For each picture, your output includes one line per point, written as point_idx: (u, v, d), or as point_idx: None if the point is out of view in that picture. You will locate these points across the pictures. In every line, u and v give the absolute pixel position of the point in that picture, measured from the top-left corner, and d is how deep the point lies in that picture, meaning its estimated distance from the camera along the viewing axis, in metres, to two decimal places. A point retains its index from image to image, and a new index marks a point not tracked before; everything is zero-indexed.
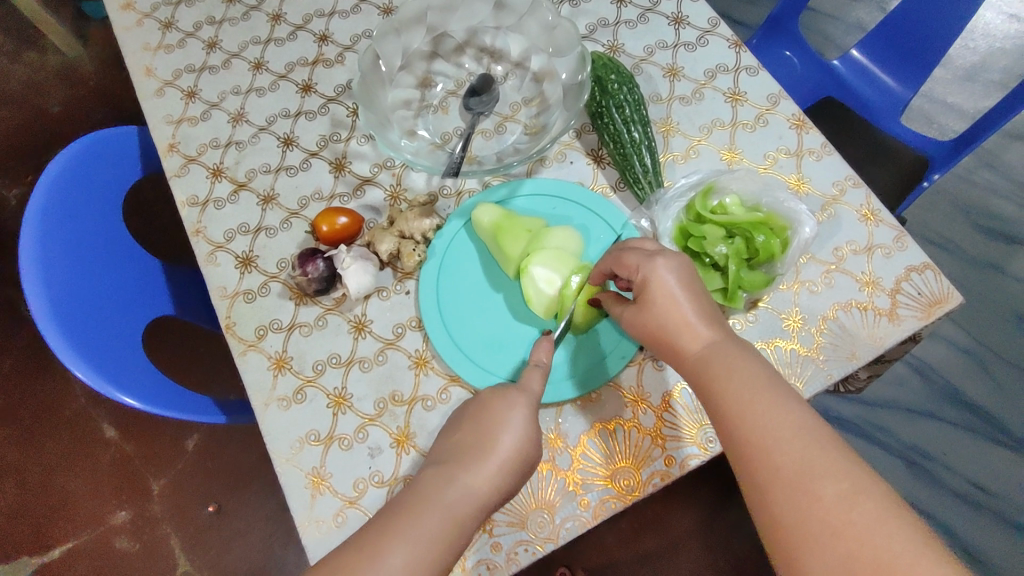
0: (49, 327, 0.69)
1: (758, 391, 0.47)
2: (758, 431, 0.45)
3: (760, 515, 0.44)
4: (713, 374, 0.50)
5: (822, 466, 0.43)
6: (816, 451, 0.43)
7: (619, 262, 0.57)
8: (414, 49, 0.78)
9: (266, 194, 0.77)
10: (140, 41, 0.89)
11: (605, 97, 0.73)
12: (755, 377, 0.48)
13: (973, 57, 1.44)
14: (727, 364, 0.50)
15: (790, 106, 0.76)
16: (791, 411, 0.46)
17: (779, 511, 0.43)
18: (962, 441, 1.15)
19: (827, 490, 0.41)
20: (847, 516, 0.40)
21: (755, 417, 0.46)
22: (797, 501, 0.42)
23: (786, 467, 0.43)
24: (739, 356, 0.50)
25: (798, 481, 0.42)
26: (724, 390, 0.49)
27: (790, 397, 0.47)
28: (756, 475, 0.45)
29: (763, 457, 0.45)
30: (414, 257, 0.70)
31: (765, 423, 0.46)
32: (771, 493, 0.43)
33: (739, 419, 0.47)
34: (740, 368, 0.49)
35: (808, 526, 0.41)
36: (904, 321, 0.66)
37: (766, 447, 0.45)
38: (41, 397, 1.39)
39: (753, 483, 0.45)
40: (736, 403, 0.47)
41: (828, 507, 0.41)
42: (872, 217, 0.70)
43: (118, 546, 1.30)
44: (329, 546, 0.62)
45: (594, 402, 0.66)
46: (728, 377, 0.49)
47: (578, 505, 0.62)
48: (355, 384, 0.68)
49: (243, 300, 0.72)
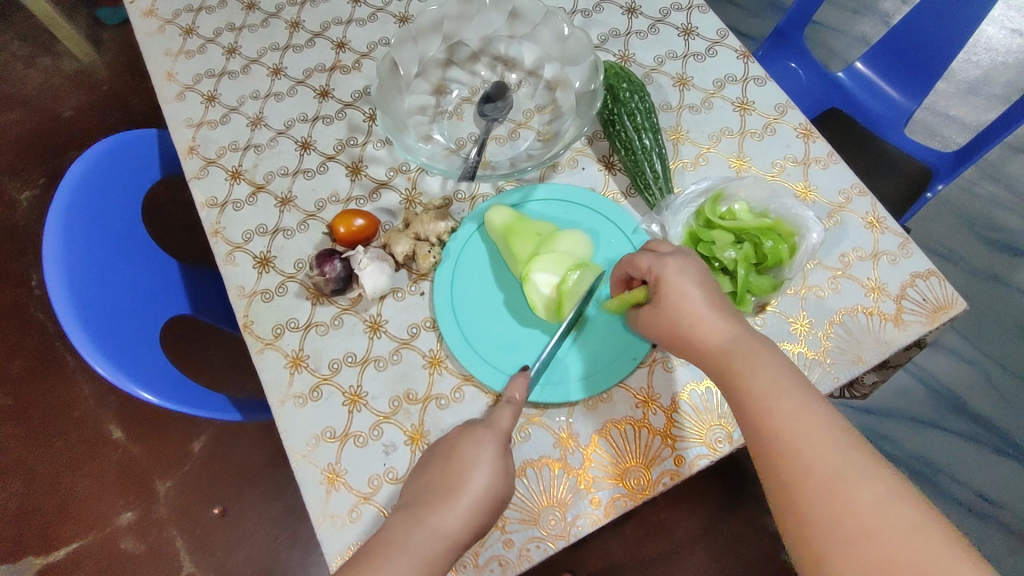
0: (71, 323, 0.70)
1: (785, 392, 0.49)
2: (786, 432, 0.47)
3: (786, 513, 0.46)
4: (739, 375, 0.51)
5: (854, 469, 0.44)
6: (846, 454, 0.45)
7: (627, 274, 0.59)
8: (430, 57, 0.80)
9: (283, 196, 0.79)
10: (161, 46, 0.91)
11: (617, 105, 0.74)
12: (783, 380, 0.49)
13: (975, 70, 1.47)
14: (751, 361, 0.51)
15: (797, 115, 0.78)
16: (820, 412, 0.47)
17: (809, 511, 0.44)
18: (965, 451, 1.16)
19: (859, 493, 0.43)
20: (881, 519, 0.41)
21: (783, 419, 0.47)
22: (828, 502, 0.43)
23: (815, 468, 0.45)
24: (762, 354, 0.52)
25: (829, 484, 0.44)
26: (752, 393, 0.50)
27: (817, 400, 0.48)
28: (785, 475, 0.46)
29: (792, 456, 0.46)
30: (429, 259, 0.71)
31: (794, 425, 0.47)
32: (800, 493, 0.45)
33: (767, 420, 0.48)
34: (766, 367, 0.50)
35: (840, 526, 0.42)
36: (910, 326, 0.67)
37: (795, 449, 0.46)
38: (49, 397, 1.40)
39: (780, 484, 0.46)
40: (764, 401, 0.49)
41: (859, 509, 0.42)
42: (878, 225, 0.72)
43: (123, 548, 1.31)
44: (344, 541, 0.63)
45: (605, 403, 0.67)
46: (754, 374, 0.50)
47: (589, 503, 0.63)
48: (370, 383, 0.69)
49: (261, 300, 0.74)
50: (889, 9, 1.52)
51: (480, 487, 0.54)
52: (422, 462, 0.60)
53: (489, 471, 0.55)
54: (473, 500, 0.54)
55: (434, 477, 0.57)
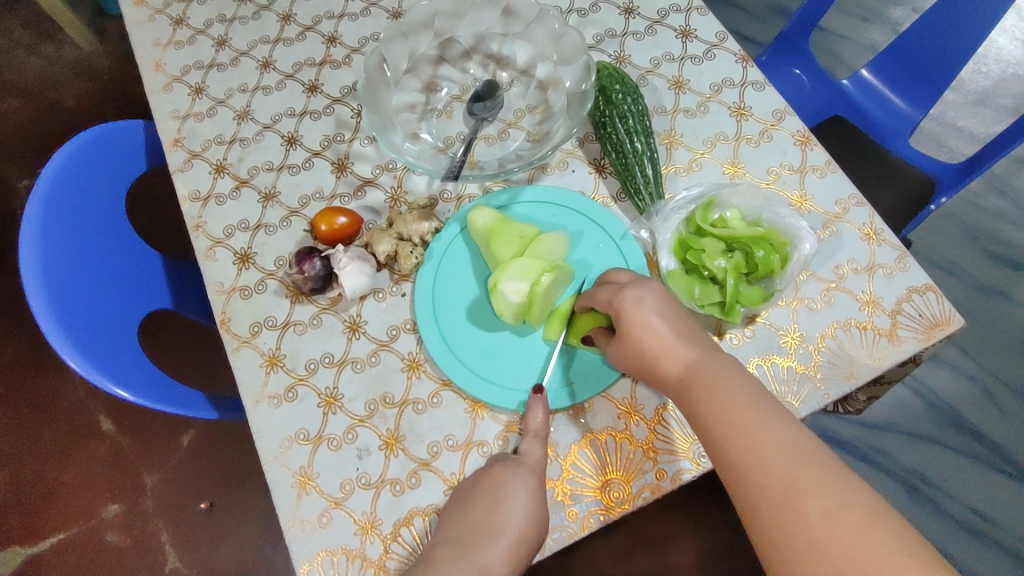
0: (46, 315, 0.69)
1: (739, 412, 0.48)
2: (742, 452, 0.47)
3: (749, 530, 0.46)
4: (695, 393, 0.51)
5: (803, 483, 0.44)
6: (801, 467, 0.44)
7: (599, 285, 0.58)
8: (421, 53, 0.78)
9: (267, 191, 0.77)
10: (150, 36, 0.89)
11: (609, 107, 0.72)
12: (736, 396, 0.49)
13: (985, 81, 1.44)
14: (706, 383, 0.51)
15: (795, 122, 0.76)
16: (772, 429, 0.47)
17: (767, 532, 0.44)
18: (964, 469, 1.14)
19: (812, 506, 0.43)
20: (831, 533, 0.41)
21: (738, 437, 0.47)
22: (781, 518, 0.43)
23: (769, 486, 0.45)
24: (718, 374, 0.51)
25: (784, 500, 0.44)
26: (707, 410, 0.50)
27: (770, 412, 0.48)
28: (744, 494, 0.46)
29: (747, 476, 0.46)
30: (411, 260, 0.70)
31: (747, 441, 0.47)
32: (758, 511, 0.45)
33: (722, 440, 0.48)
34: (721, 389, 0.50)
35: (793, 542, 0.42)
36: (904, 342, 0.65)
37: (750, 466, 0.46)
38: (39, 387, 1.39)
39: (741, 502, 0.46)
40: (719, 422, 0.49)
41: (813, 525, 0.42)
42: (875, 237, 0.70)
43: (108, 541, 1.30)
44: (314, 547, 0.61)
45: (586, 413, 0.65)
46: (708, 397, 0.50)
47: (566, 516, 0.61)
48: (346, 385, 0.67)
49: (240, 297, 0.72)
50: (898, 17, 1.49)
51: (518, 524, 0.53)
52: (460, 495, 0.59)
53: (525, 509, 0.54)
54: (514, 537, 0.53)
55: (471, 516, 0.55)
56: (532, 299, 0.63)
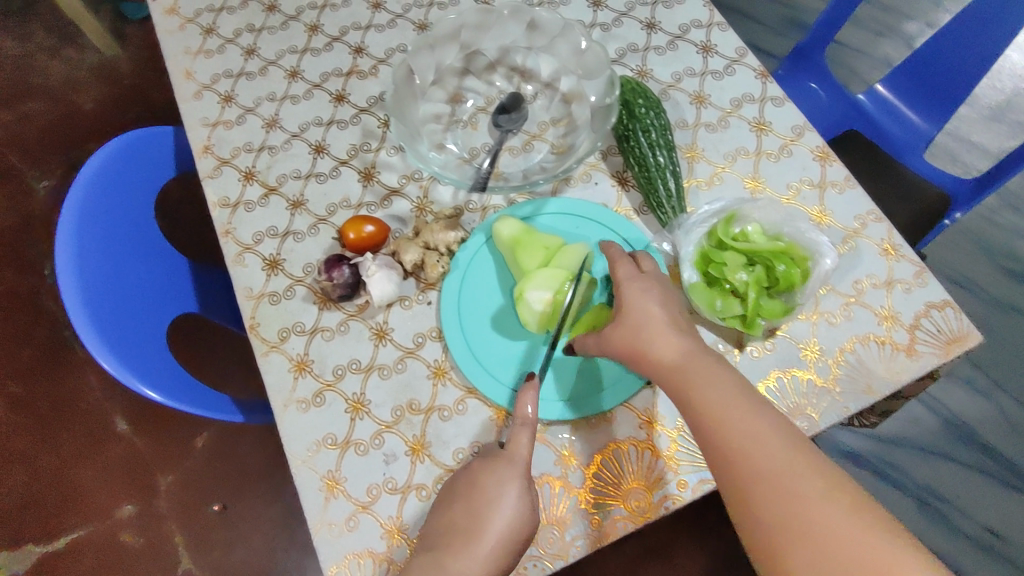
0: (80, 318, 0.71)
1: (735, 401, 0.51)
2: (739, 438, 0.49)
3: (741, 514, 0.48)
4: (689, 383, 0.53)
5: (798, 468, 0.47)
6: (795, 452, 0.47)
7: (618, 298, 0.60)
8: (446, 65, 0.80)
9: (295, 199, 0.79)
10: (180, 44, 0.91)
11: (632, 121, 0.74)
12: (729, 386, 0.52)
13: (999, 96, 1.45)
14: (702, 372, 0.53)
15: (815, 138, 0.77)
16: (765, 418, 0.50)
17: (764, 514, 0.46)
18: (973, 483, 1.15)
19: (808, 490, 0.45)
20: (828, 514, 0.44)
21: (734, 424, 0.50)
22: (779, 501, 0.46)
23: (766, 471, 0.47)
24: (712, 366, 0.53)
25: (781, 484, 0.46)
26: (702, 397, 0.52)
27: (760, 404, 0.51)
28: (739, 478, 0.48)
29: (745, 461, 0.48)
30: (437, 268, 0.71)
31: (743, 428, 0.49)
32: (755, 493, 0.47)
33: (718, 427, 0.50)
34: (716, 379, 0.52)
35: (792, 523, 0.45)
36: (922, 357, 0.66)
37: (746, 451, 0.48)
38: (57, 387, 1.40)
39: (736, 487, 0.48)
40: (715, 409, 0.51)
41: (811, 507, 0.45)
42: (893, 252, 0.71)
43: (123, 541, 1.31)
44: (341, 550, 0.63)
45: (609, 422, 0.66)
46: (704, 385, 0.52)
47: (589, 523, 0.62)
48: (373, 391, 0.69)
49: (269, 303, 0.74)
50: (912, 31, 1.50)
51: (500, 528, 0.55)
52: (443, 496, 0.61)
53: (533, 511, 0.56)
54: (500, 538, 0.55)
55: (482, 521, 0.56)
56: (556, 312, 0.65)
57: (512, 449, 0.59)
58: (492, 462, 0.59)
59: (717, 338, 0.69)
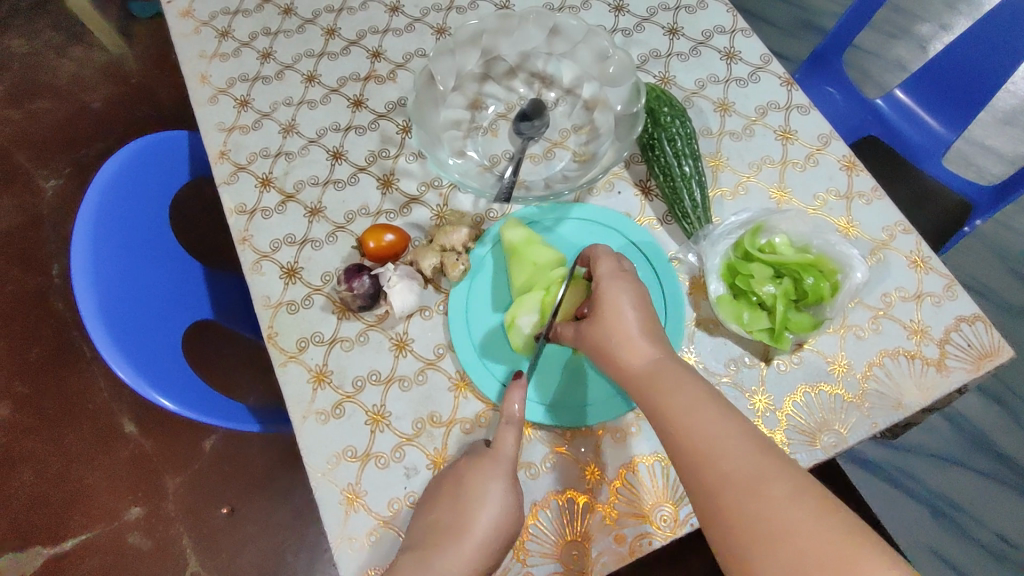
0: (96, 326, 0.70)
1: (701, 404, 0.49)
2: (704, 441, 0.47)
3: (710, 521, 0.45)
4: (657, 386, 0.52)
5: (764, 470, 0.45)
6: (759, 456, 0.46)
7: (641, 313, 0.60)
8: (467, 71, 0.79)
9: (313, 207, 0.78)
10: (196, 48, 0.90)
11: (657, 129, 0.73)
12: (695, 388, 0.50)
13: (1014, 100, 1.43)
14: (669, 376, 0.52)
15: (841, 147, 0.76)
16: (730, 420, 0.48)
17: (730, 517, 0.44)
18: (989, 492, 1.14)
19: (775, 490, 0.43)
20: (794, 516, 0.42)
21: (699, 426, 0.48)
22: (745, 503, 0.44)
23: (733, 471, 0.45)
24: (680, 371, 0.52)
25: (748, 484, 0.44)
26: (669, 403, 0.50)
27: (728, 407, 0.49)
28: (706, 482, 0.46)
29: (709, 463, 0.46)
30: (458, 266, 0.69)
31: (709, 429, 0.47)
32: (720, 496, 0.45)
33: (683, 430, 0.48)
34: (683, 382, 0.51)
35: (757, 526, 0.42)
36: (952, 372, 0.65)
37: (710, 453, 0.46)
38: (64, 388, 1.40)
39: (703, 491, 0.46)
40: (681, 412, 0.49)
41: (777, 507, 0.42)
42: (922, 265, 0.70)
43: (130, 543, 1.31)
44: (362, 566, 0.62)
45: (634, 436, 0.65)
46: (673, 390, 0.51)
47: (614, 539, 0.61)
48: (394, 403, 0.68)
49: (287, 312, 0.73)
50: (926, 34, 1.49)
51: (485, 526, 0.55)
52: (430, 494, 0.60)
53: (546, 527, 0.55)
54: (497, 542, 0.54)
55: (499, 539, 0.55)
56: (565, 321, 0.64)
57: (496, 447, 0.59)
58: (477, 459, 0.59)
59: (744, 351, 0.68)
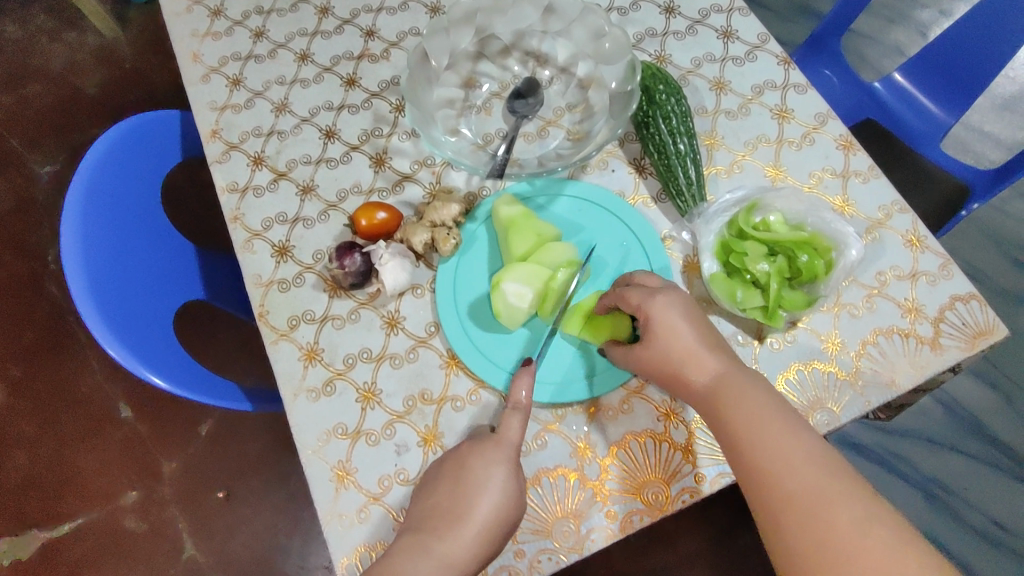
0: (86, 304, 0.70)
1: (771, 424, 0.50)
2: (774, 462, 0.49)
3: (777, 538, 0.47)
4: (724, 402, 0.53)
5: (835, 495, 0.46)
6: (829, 479, 0.47)
7: (632, 292, 0.60)
8: (461, 49, 0.78)
9: (305, 185, 0.77)
10: (187, 26, 0.89)
11: (653, 107, 0.72)
12: (766, 406, 0.51)
13: (1013, 86, 1.42)
14: (737, 391, 0.53)
15: (838, 126, 0.75)
16: (803, 442, 0.49)
17: (799, 539, 0.46)
18: (983, 477, 1.14)
19: (846, 518, 0.45)
20: (863, 542, 0.44)
21: (769, 447, 0.49)
22: (815, 527, 0.45)
23: (804, 496, 0.47)
24: (747, 384, 0.53)
25: (818, 510, 0.46)
26: (737, 419, 0.51)
27: (801, 427, 0.50)
28: (775, 502, 0.48)
29: (780, 485, 0.48)
30: (449, 241, 0.68)
31: (779, 451, 0.49)
32: (789, 518, 0.47)
33: (752, 449, 0.50)
34: (751, 398, 0.52)
35: (826, 551, 0.44)
36: (946, 351, 0.65)
37: (782, 475, 0.48)
38: (60, 372, 1.40)
39: (772, 510, 0.48)
40: (749, 431, 0.50)
41: (848, 536, 0.44)
42: (918, 244, 0.69)
43: (126, 526, 1.31)
44: (351, 542, 0.62)
45: (625, 413, 0.65)
46: (740, 406, 0.52)
47: (605, 516, 0.61)
48: (384, 380, 0.67)
49: (278, 290, 0.72)
50: (925, 19, 1.48)
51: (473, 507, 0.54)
52: (428, 478, 0.60)
53: None
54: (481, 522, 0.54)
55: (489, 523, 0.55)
56: (546, 294, 0.64)
57: (501, 432, 0.58)
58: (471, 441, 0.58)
59: (736, 329, 0.68)
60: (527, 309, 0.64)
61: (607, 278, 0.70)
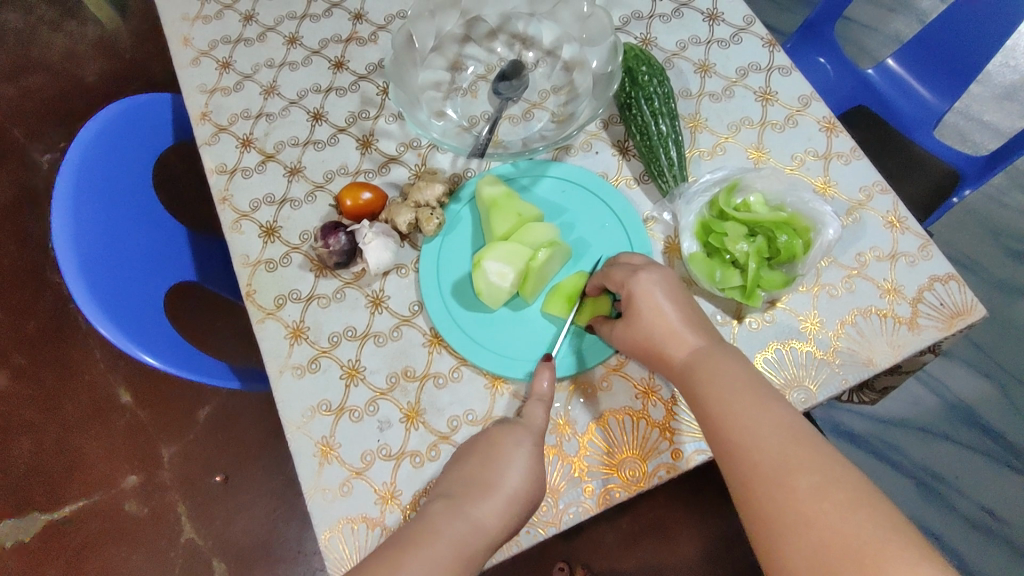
0: (77, 284, 0.71)
1: (741, 396, 0.50)
2: (739, 432, 0.48)
3: (744, 510, 0.46)
4: (697, 377, 0.53)
5: (795, 461, 0.45)
6: (793, 446, 0.46)
7: (612, 267, 0.61)
8: (447, 32, 0.78)
9: (292, 166, 0.78)
10: (178, 11, 0.90)
11: (635, 88, 0.72)
12: (737, 380, 0.51)
13: (1013, 75, 1.41)
14: (710, 367, 0.53)
15: (821, 108, 0.75)
16: (772, 411, 0.48)
17: (759, 507, 0.45)
18: (974, 464, 1.14)
19: (802, 483, 0.44)
20: (819, 506, 0.42)
21: (737, 417, 0.49)
22: (775, 494, 0.44)
23: (764, 464, 0.46)
24: (723, 360, 0.53)
25: (777, 476, 0.45)
26: (708, 393, 0.51)
27: (770, 398, 0.49)
28: (738, 472, 0.47)
29: (744, 454, 0.47)
30: (432, 221, 0.69)
31: (746, 422, 0.48)
32: (751, 487, 0.46)
33: (721, 420, 0.49)
34: (724, 372, 0.52)
35: (783, 516, 0.43)
36: (924, 330, 0.65)
37: (745, 444, 0.47)
38: (61, 358, 1.41)
39: (737, 479, 0.47)
40: (719, 404, 0.50)
41: (802, 499, 0.43)
42: (898, 225, 0.69)
43: (127, 510, 1.33)
44: (333, 515, 0.63)
45: (604, 392, 0.66)
46: (712, 380, 0.52)
47: (582, 492, 0.62)
48: (368, 358, 0.69)
49: (265, 270, 0.74)
50: (926, 8, 1.47)
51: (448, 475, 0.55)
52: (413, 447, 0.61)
53: None
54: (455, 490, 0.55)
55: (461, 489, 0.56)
56: (527, 274, 0.65)
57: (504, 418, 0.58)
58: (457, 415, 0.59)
59: (715, 309, 0.68)
60: (508, 289, 0.65)
61: (590, 259, 0.70)
